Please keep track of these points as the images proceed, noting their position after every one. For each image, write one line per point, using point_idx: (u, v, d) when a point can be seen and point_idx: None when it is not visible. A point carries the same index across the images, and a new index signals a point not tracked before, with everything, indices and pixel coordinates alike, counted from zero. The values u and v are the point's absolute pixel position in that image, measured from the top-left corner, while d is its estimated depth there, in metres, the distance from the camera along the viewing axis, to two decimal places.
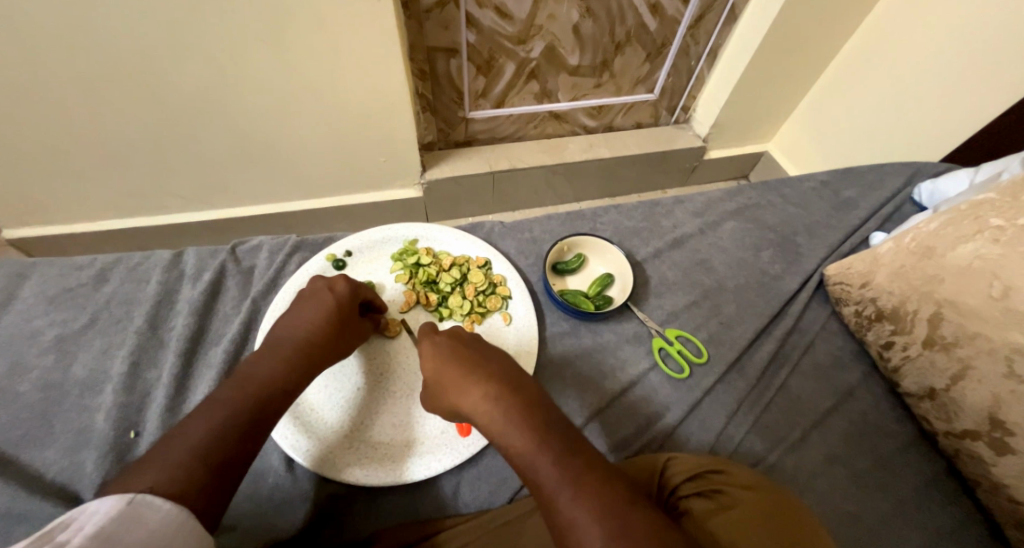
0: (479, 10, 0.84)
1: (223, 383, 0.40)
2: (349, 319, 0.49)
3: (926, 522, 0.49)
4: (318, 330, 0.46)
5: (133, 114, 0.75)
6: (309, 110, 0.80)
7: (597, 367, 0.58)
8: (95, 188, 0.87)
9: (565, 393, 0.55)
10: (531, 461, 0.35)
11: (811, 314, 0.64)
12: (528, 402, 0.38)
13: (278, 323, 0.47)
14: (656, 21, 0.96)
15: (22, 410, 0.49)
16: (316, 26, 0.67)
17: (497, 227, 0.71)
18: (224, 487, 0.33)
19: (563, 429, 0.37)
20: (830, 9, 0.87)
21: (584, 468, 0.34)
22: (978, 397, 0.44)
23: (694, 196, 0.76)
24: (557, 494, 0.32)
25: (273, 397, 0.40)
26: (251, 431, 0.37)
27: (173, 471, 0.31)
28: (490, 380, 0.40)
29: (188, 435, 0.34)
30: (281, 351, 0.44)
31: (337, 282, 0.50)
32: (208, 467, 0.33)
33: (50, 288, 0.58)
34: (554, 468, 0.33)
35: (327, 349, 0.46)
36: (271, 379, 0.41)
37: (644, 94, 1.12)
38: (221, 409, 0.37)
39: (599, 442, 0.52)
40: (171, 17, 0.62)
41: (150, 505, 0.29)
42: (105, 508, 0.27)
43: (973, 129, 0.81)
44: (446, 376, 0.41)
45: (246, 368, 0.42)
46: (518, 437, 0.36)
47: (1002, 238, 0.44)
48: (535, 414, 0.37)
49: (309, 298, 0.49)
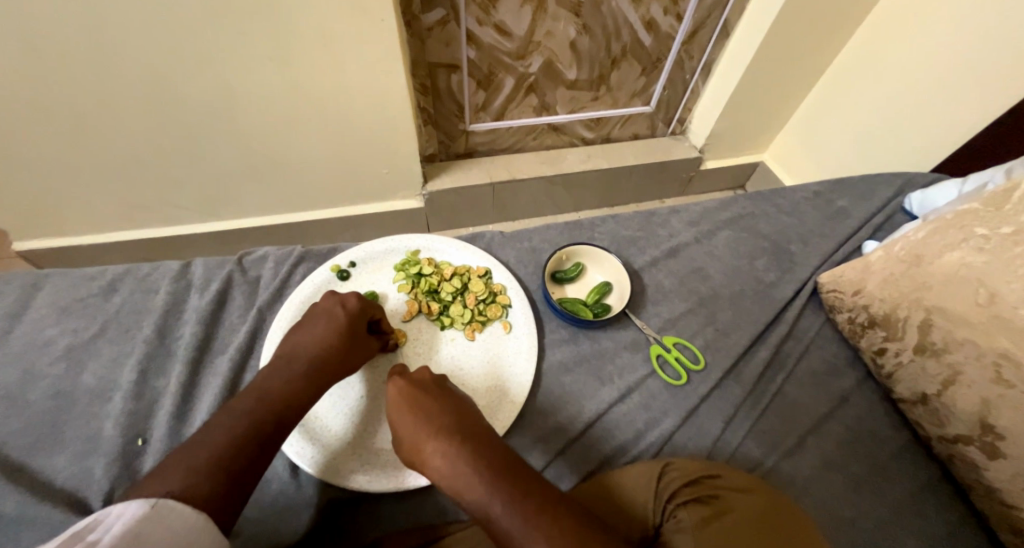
0: (480, 28, 0.87)
1: (240, 393, 0.41)
2: (360, 335, 0.51)
3: (921, 526, 0.49)
4: (331, 345, 0.47)
5: (142, 128, 0.77)
6: (314, 123, 0.82)
7: (566, 396, 0.57)
8: (102, 200, 0.89)
9: (537, 426, 0.54)
10: (482, 509, 0.34)
11: (806, 321, 0.65)
12: (481, 445, 0.38)
13: (291, 337, 0.48)
14: (651, 36, 0.99)
15: (33, 418, 0.50)
16: (323, 42, 0.69)
17: (497, 237, 0.73)
18: (239, 494, 0.34)
19: (516, 468, 0.37)
20: (819, 24, 0.90)
21: (536, 511, 0.33)
22: (968, 401, 0.45)
23: (691, 206, 0.77)
24: (511, 540, 0.32)
25: (289, 407, 0.42)
26: (266, 440, 0.38)
27: (193, 477, 0.33)
28: (441, 426, 0.39)
29: (207, 443, 0.36)
30: (297, 364, 0.45)
31: (348, 299, 0.52)
32: (225, 474, 0.34)
33: (61, 298, 0.59)
34: (505, 514, 0.33)
35: (340, 365, 0.47)
36: (285, 389, 0.42)
37: (641, 106, 1.15)
38: (238, 418, 0.38)
39: (560, 483, 0.50)
40: (184, 35, 0.64)
41: (172, 508, 0.29)
42: (132, 510, 0.28)
43: (963, 140, 0.83)
44: (401, 426, 0.41)
45: (260, 381, 0.43)
46: (470, 483, 0.35)
47: (986, 247, 0.46)
48: (485, 458, 0.37)
49: (320, 315, 0.50)
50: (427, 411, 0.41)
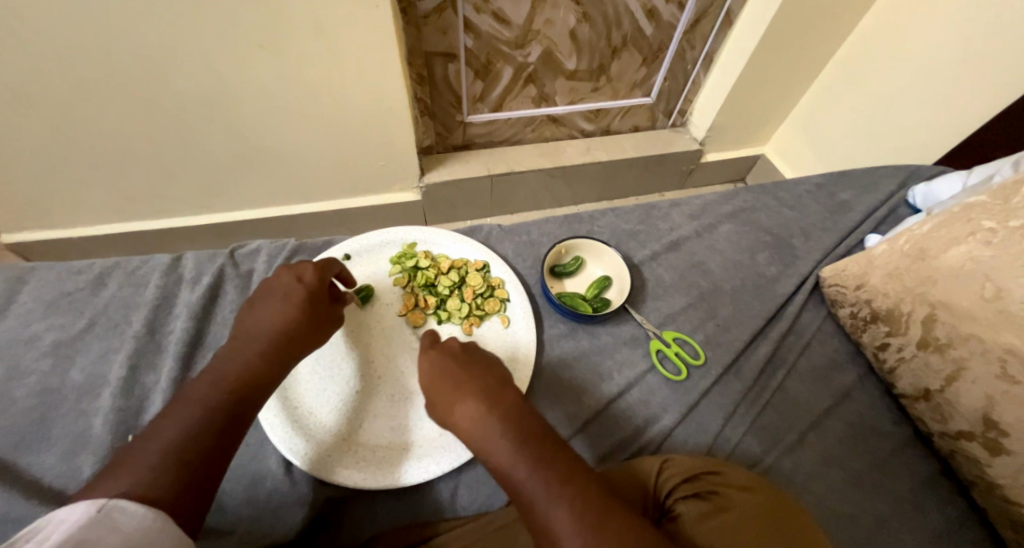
0: (477, 16, 0.85)
1: (194, 380, 0.39)
2: (321, 310, 0.49)
3: (922, 522, 0.49)
4: (290, 322, 0.45)
5: (131, 118, 0.75)
6: (308, 114, 0.80)
7: (586, 374, 0.57)
8: (92, 193, 0.88)
9: (562, 401, 0.55)
10: (508, 475, 0.34)
11: (807, 316, 0.64)
12: (507, 413, 0.37)
13: (245, 316, 0.46)
14: (652, 25, 0.97)
15: (20, 415, 0.49)
16: (316, 31, 0.67)
17: (495, 230, 0.71)
18: (203, 488, 0.33)
19: (543, 436, 0.36)
20: (824, 14, 0.88)
21: (562, 482, 0.32)
22: (972, 398, 0.45)
23: (691, 199, 0.76)
24: (536, 507, 0.32)
25: (248, 391, 0.40)
26: (228, 428, 0.37)
27: (151, 474, 0.31)
28: (473, 389, 0.39)
29: (162, 436, 0.34)
30: (255, 345, 0.43)
31: (305, 273, 0.50)
32: (186, 468, 0.33)
33: (47, 292, 0.58)
34: (531, 483, 0.33)
35: (304, 336, 0.46)
36: (242, 373, 0.41)
37: (641, 97, 1.13)
38: (197, 408, 0.37)
39: (589, 453, 0.52)
40: (171, 23, 0.62)
41: (123, 510, 0.28)
42: (77, 514, 0.26)
43: (967, 132, 0.82)
44: (430, 388, 0.41)
45: (216, 364, 0.41)
46: (498, 450, 0.35)
47: (993, 240, 0.45)
48: (510, 425, 0.36)
49: (275, 289, 0.48)
50: (458, 376, 0.40)
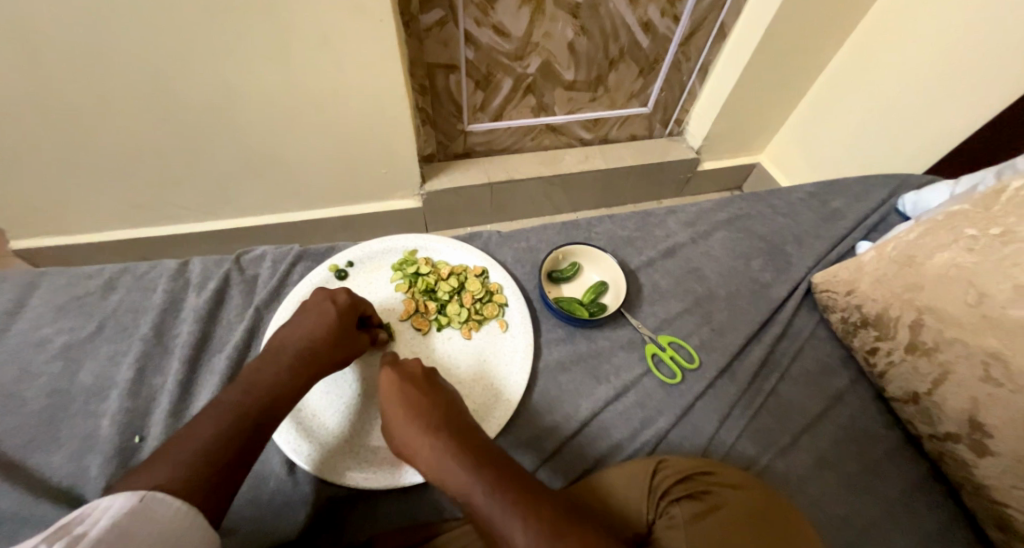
0: (478, 28, 0.87)
1: (227, 387, 0.41)
2: (349, 331, 0.50)
3: (912, 524, 0.50)
4: (319, 340, 0.47)
5: (140, 126, 0.77)
6: (313, 124, 0.83)
7: (558, 398, 0.57)
8: (101, 199, 0.90)
9: (525, 431, 0.54)
10: (466, 497, 0.35)
11: (800, 321, 0.66)
12: (465, 439, 0.38)
13: (277, 333, 0.48)
14: (648, 38, 0.99)
15: (30, 416, 0.50)
16: (322, 44, 0.70)
17: (495, 237, 0.73)
18: (228, 486, 0.35)
19: (498, 458, 0.37)
20: (814, 26, 0.90)
21: (518, 497, 0.34)
22: (958, 400, 0.46)
23: (687, 207, 0.78)
24: (493, 523, 0.33)
25: (275, 398, 0.42)
26: (255, 435, 0.38)
27: (183, 469, 0.33)
28: (432, 420, 0.40)
29: (197, 434, 0.36)
30: (282, 357, 0.45)
31: (338, 295, 0.52)
32: (214, 466, 0.34)
33: (58, 296, 0.59)
34: (488, 501, 0.34)
35: (330, 357, 0.47)
36: (275, 380, 0.43)
37: (639, 107, 1.15)
38: (228, 411, 0.39)
39: (554, 483, 0.51)
40: (182, 34, 0.64)
41: (160, 502, 0.29)
42: (119, 504, 0.28)
43: (957, 142, 0.84)
44: (391, 414, 0.42)
45: (247, 374, 0.43)
46: (456, 476, 0.36)
47: (976, 247, 0.46)
48: (469, 449, 0.37)
49: (311, 309, 0.50)
50: (419, 403, 0.41)
